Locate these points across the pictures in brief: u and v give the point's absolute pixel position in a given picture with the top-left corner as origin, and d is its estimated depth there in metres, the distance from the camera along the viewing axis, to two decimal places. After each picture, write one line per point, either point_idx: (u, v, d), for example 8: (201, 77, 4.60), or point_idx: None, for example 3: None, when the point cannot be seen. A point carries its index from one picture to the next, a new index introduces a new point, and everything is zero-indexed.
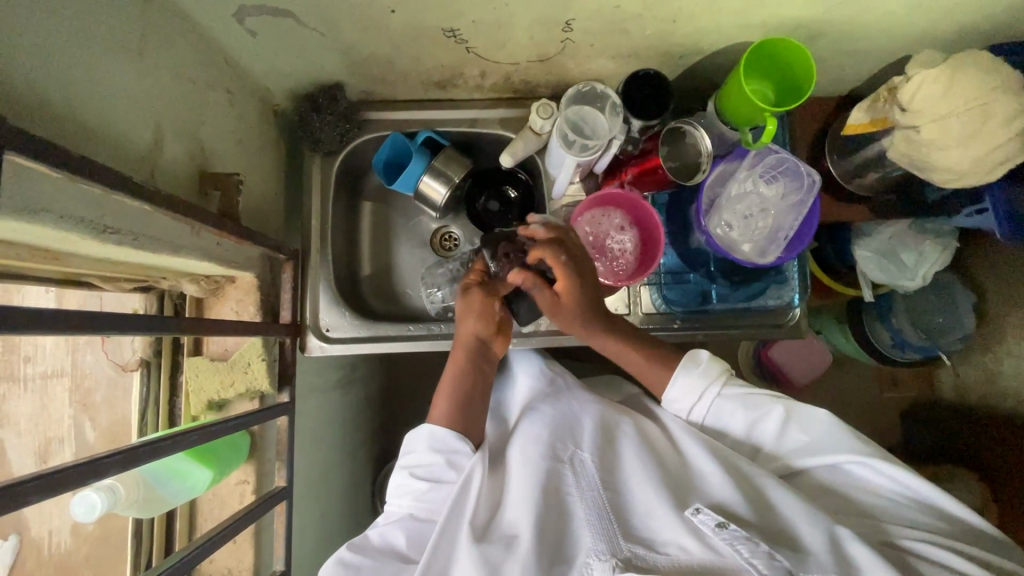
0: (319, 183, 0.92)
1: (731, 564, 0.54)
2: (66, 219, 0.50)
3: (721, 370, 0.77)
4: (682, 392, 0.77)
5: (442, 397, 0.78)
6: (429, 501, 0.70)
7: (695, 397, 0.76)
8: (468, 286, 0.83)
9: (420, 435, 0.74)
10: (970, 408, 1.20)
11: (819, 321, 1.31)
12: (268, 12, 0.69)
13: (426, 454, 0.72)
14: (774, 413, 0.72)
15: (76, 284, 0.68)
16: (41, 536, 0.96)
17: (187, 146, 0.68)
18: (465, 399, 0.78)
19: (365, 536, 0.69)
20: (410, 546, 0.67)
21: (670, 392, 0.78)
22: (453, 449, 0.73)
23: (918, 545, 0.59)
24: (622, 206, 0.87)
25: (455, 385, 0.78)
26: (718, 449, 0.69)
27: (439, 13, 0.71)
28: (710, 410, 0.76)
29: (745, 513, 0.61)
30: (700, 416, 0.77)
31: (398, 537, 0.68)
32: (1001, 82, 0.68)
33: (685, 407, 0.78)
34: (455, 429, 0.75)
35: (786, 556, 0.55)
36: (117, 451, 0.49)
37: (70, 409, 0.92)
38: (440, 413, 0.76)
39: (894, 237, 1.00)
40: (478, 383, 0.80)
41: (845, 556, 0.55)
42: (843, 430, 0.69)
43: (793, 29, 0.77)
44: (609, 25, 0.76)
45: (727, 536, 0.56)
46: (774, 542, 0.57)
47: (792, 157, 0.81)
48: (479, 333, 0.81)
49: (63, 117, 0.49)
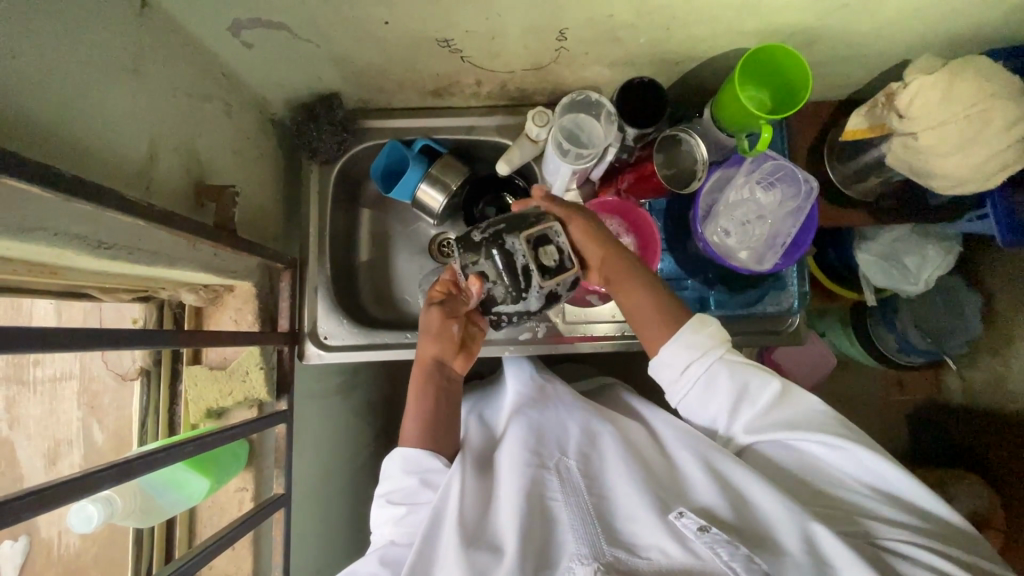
0: (317, 191, 0.93)
1: (710, 568, 0.55)
2: (60, 237, 0.50)
3: (723, 337, 0.72)
4: (686, 346, 0.70)
5: (411, 419, 0.78)
6: (411, 525, 0.70)
7: (694, 357, 0.70)
8: (431, 303, 0.82)
9: (393, 460, 0.75)
10: (981, 412, 1.17)
11: (822, 325, 1.29)
12: (263, 25, 0.69)
13: (400, 478, 0.73)
14: (770, 389, 0.70)
15: (75, 295, 0.69)
16: (50, 537, 0.97)
17: (183, 159, 0.68)
18: (429, 424, 0.78)
19: (349, 571, 0.67)
20: (391, 569, 0.65)
21: (670, 347, 0.71)
22: (427, 468, 0.73)
23: (898, 543, 0.60)
24: (634, 229, 0.85)
25: (416, 405, 0.79)
26: (701, 449, 0.69)
27: (432, 23, 0.71)
28: (705, 373, 0.70)
29: (724, 514, 0.61)
30: (692, 377, 0.70)
31: (380, 563, 0.66)
32: (1000, 89, 0.68)
33: (680, 365, 0.71)
34: (424, 448, 0.76)
35: (763, 559, 0.57)
36: (111, 465, 0.50)
37: (79, 411, 0.94)
38: (410, 434, 0.77)
39: (897, 241, 0.98)
40: (442, 402, 0.80)
41: (821, 557, 0.57)
42: (831, 417, 0.69)
43: (787, 35, 0.76)
44: (603, 34, 0.76)
45: (708, 541, 0.57)
46: (751, 544, 0.58)
47: (790, 163, 0.81)
48: (439, 356, 0.81)
49: (55, 136, 0.50)
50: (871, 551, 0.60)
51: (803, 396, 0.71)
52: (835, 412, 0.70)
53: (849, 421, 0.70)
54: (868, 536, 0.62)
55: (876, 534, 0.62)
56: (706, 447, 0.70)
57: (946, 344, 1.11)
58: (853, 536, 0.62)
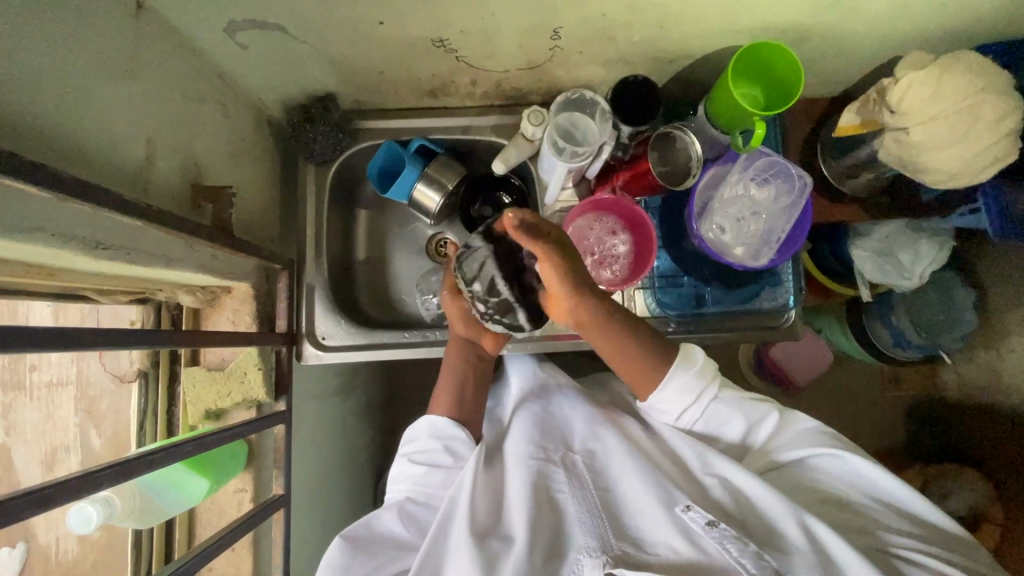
0: (314, 192, 0.93)
1: (718, 564, 0.55)
2: (58, 237, 0.51)
3: (715, 372, 0.73)
4: (672, 398, 0.72)
5: (442, 392, 0.80)
6: (429, 486, 0.72)
7: (688, 401, 0.72)
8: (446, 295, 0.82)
9: (421, 424, 0.76)
10: (977, 407, 1.18)
11: (819, 320, 1.30)
12: (258, 26, 0.70)
13: (426, 441, 0.74)
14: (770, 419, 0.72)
15: (72, 297, 0.69)
16: (49, 542, 0.97)
17: (181, 161, 0.69)
18: (460, 397, 0.79)
19: (363, 524, 0.69)
20: (412, 532, 0.69)
21: (661, 397, 0.72)
22: (452, 435, 0.75)
23: (905, 550, 0.61)
24: (630, 226, 0.86)
25: (448, 378, 0.80)
26: (697, 445, 0.68)
27: (427, 23, 0.72)
28: (704, 412, 0.72)
29: (729, 505, 0.63)
30: (690, 420, 0.73)
31: (400, 524, 0.69)
32: (990, 84, 0.68)
33: (676, 412, 0.73)
34: (452, 417, 0.76)
35: (775, 559, 0.57)
36: (111, 465, 0.50)
37: (76, 416, 0.93)
38: (442, 406, 0.78)
39: (890, 238, 0.97)
40: (472, 374, 0.81)
41: (826, 554, 0.57)
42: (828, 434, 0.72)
43: (779, 32, 0.77)
44: (597, 32, 0.76)
45: (717, 535, 0.57)
46: (763, 544, 0.60)
47: (783, 159, 0.81)
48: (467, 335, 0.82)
49: (51, 137, 0.50)
50: (878, 557, 0.60)
51: (797, 418, 0.75)
52: (829, 430, 0.73)
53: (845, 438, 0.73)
54: (874, 542, 0.62)
55: (885, 542, 0.62)
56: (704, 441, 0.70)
57: (941, 339, 1.12)
58: (852, 536, 0.63)
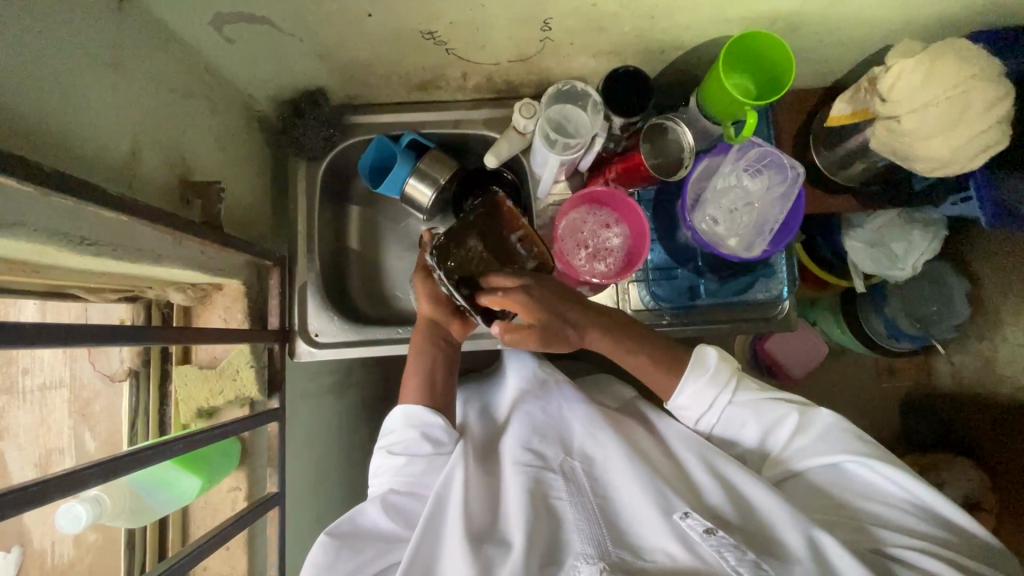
0: (305, 189, 0.93)
1: (716, 571, 0.55)
2: (39, 232, 0.50)
3: (733, 373, 0.75)
4: (690, 399, 0.75)
5: (411, 379, 0.78)
6: (411, 476, 0.72)
7: (707, 402, 0.74)
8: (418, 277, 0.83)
9: (396, 415, 0.75)
10: (971, 397, 1.18)
11: (813, 313, 1.30)
12: (246, 18, 0.69)
13: (402, 431, 0.73)
14: (787, 419, 0.71)
15: (60, 295, 0.68)
16: (44, 547, 0.97)
17: (168, 157, 0.68)
18: (427, 381, 0.78)
19: (348, 519, 0.68)
20: (397, 521, 0.69)
21: (679, 399, 0.76)
22: (428, 423, 0.73)
23: (905, 552, 0.59)
24: (623, 219, 0.86)
25: (414, 363, 0.79)
26: (704, 451, 0.70)
27: (416, 15, 0.71)
28: (720, 417, 0.75)
29: (729, 515, 0.62)
30: (709, 424, 0.75)
31: (382, 514, 0.69)
32: (979, 71, 0.68)
33: (694, 415, 0.75)
34: (427, 405, 0.75)
35: (769, 564, 0.57)
36: (97, 463, 0.49)
37: (69, 419, 0.93)
38: (410, 392, 0.77)
39: (882, 227, 0.99)
40: (439, 359, 0.80)
41: (826, 562, 0.56)
42: (847, 432, 0.69)
43: (770, 22, 0.77)
44: (587, 23, 0.76)
45: (715, 543, 0.57)
46: (755, 546, 0.59)
47: (775, 149, 0.81)
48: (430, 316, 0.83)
49: (32, 130, 0.49)
50: (873, 560, 0.59)
51: (818, 414, 0.71)
52: (851, 426, 0.70)
53: (866, 434, 0.69)
54: (873, 546, 0.61)
55: (883, 543, 0.60)
56: (709, 450, 0.70)
57: (934, 330, 1.11)
58: (858, 543, 0.61)
